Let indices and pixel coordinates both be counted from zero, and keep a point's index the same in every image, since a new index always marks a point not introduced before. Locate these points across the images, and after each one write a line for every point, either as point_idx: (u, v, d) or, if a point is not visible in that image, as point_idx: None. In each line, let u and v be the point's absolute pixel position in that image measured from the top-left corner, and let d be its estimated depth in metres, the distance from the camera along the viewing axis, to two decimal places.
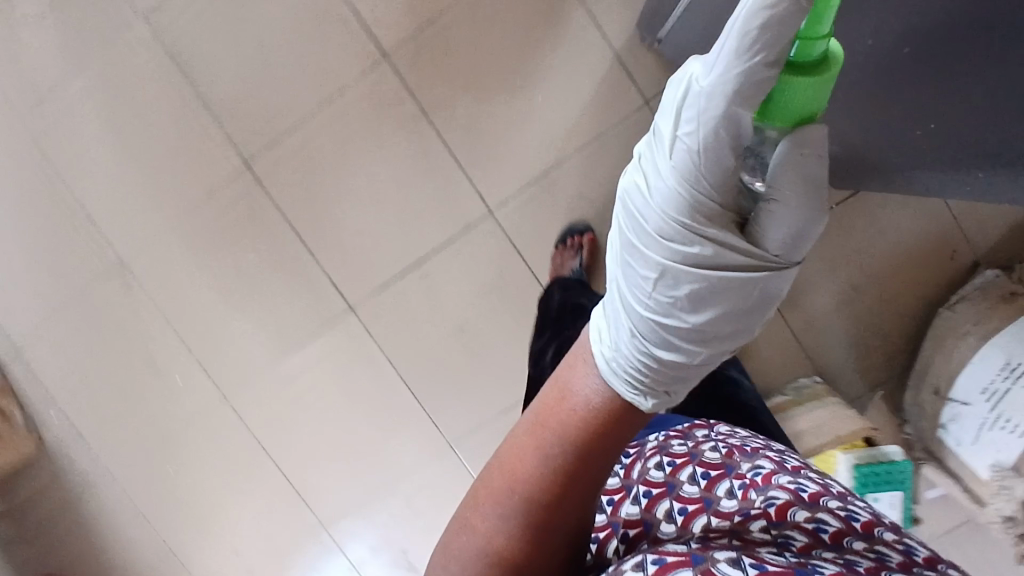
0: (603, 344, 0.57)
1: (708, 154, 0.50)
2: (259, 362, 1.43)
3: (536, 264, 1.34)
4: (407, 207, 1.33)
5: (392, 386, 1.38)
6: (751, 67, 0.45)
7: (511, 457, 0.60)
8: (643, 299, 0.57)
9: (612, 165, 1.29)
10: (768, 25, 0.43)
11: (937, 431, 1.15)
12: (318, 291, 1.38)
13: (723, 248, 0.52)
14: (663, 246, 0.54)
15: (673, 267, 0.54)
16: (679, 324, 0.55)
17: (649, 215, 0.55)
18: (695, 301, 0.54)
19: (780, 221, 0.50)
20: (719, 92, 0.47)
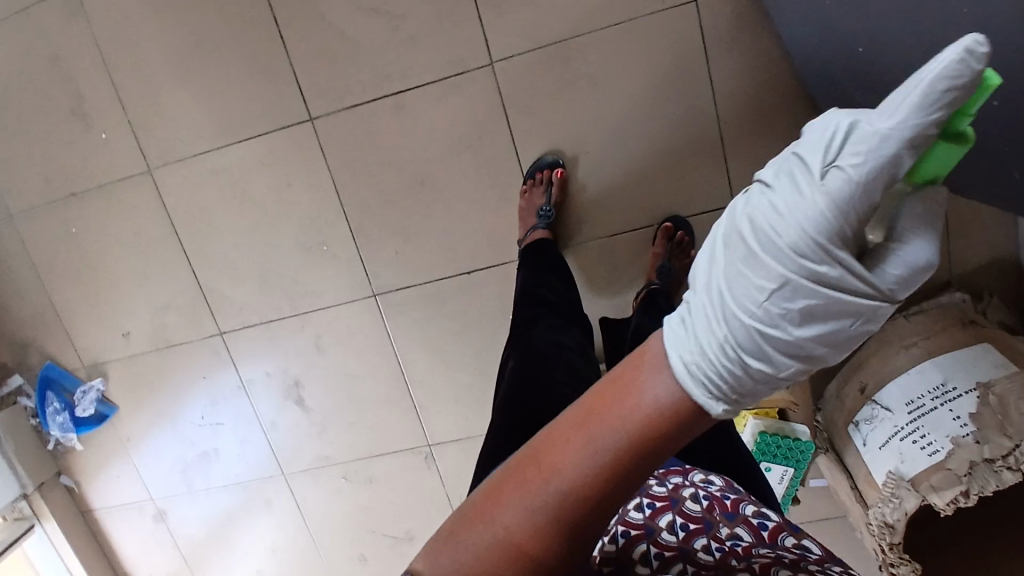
0: (683, 342, 0.46)
1: (867, 188, 0.41)
2: (197, 145, 1.29)
3: (521, 140, 1.22)
4: (403, 27, 1.18)
5: (331, 214, 1.29)
6: (923, 125, 0.40)
7: (544, 447, 0.47)
8: (746, 305, 0.45)
9: (635, 56, 1.15)
10: (946, 90, 0.40)
11: (847, 426, 1.12)
12: (280, 88, 1.24)
13: (855, 275, 0.42)
14: (793, 257, 0.43)
15: (798, 281, 0.43)
16: (782, 338, 0.44)
17: (780, 225, 0.44)
18: (805, 317, 0.44)
19: (910, 253, 0.43)
20: (896, 132, 0.41)
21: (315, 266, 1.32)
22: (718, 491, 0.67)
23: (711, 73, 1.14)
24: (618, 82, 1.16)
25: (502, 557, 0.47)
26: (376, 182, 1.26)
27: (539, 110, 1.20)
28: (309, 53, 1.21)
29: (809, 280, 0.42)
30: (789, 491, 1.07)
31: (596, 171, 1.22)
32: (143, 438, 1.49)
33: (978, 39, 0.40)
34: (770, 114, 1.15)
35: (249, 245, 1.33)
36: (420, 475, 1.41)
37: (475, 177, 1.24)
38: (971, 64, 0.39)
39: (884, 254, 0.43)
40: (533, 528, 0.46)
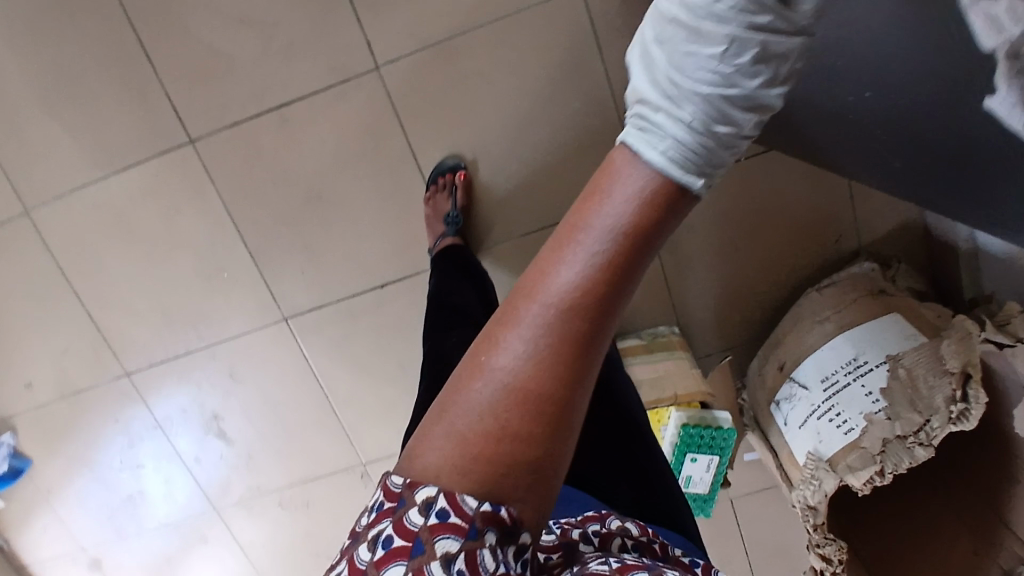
0: (648, 137, 0.45)
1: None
2: (73, 177, 1.20)
3: (419, 147, 1.16)
4: (279, 36, 1.11)
5: (227, 240, 1.21)
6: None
7: (535, 276, 0.43)
8: (692, 85, 0.46)
9: (525, 49, 1.10)
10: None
11: (769, 405, 1.12)
12: (154, 111, 1.15)
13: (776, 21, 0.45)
14: (727, 25, 0.44)
15: (733, 46, 0.45)
16: (732, 105, 0.46)
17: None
18: (754, 71, 0.46)
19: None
20: None
21: (218, 294, 1.25)
22: (645, 533, 0.60)
23: (606, 60, 1.09)
24: (511, 77, 1.11)
25: (501, 417, 0.41)
26: (270, 201, 1.19)
27: (433, 111, 1.14)
28: (181, 71, 1.13)
29: (746, 36, 0.45)
30: (718, 480, 1.05)
31: (499, 171, 1.17)
32: (63, 487, 1.39)
33: None
34: None
35: (146, 279, 1.25)
36: (357, 495, 1.38)
37: (375, 187, 1.18)
38: None
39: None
40: (524, 368, 0.41)
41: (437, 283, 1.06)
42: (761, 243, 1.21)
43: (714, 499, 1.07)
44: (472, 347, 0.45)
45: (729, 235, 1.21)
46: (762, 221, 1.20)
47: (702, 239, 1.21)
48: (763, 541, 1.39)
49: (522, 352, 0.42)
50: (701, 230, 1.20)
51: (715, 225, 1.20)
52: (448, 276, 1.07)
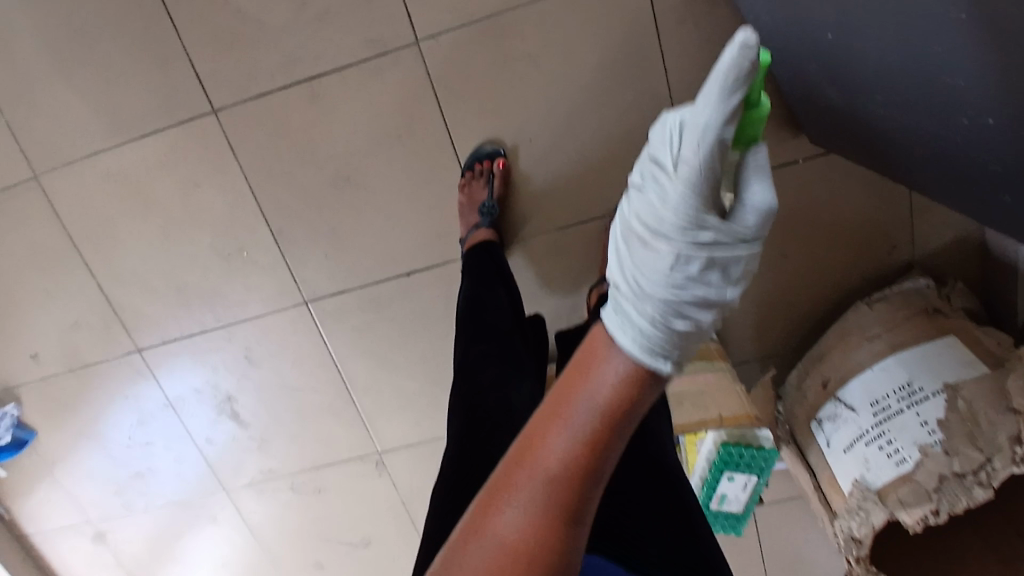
0: (619, 327, 0.49)
1: (711, 155, 0.44)
2: (87, 143, 1.13)
3: (456, 131, 1.09)
4: (314, 4, 1.04)
5: (247, 218, 1.15)
6: (737, 86, 0.42)
7: (526, 444, 0.47)
8: (653, 285, 0.49)
9: (577, 32, 1.03)
10: (739, 61, 0.41)
11: (810, 423, 1.08)
12: (176, 77, 1.08)
13: (727, 230, 0.47)
14: (677, 234, 0.47)
15: (684, 254, 0.47)
16: (691, 306, 0.48)
17: (657, 213, 0.48)
18: (706, 273, 0.48)
19: (756, 199, 0.47)
20: (709, 128, 0.44)
21: (235, 274, 1.19)
22: None
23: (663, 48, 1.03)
24: (560, 61, 1.05)
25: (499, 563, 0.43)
26: (296, 179, 1.13)
27: (474, 93, 1.07)
28: (207, 36, 1.06)
29: (693, 248, 0.47)
30: (753, 499, 1.03)
31: (540, 161, 1.10)
32: (68, 461, 1.36)
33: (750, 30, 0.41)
34: None
35: (160, 255, 1.19)
36: (372, 483, 1.33)
37: (407, 171, 1.12)
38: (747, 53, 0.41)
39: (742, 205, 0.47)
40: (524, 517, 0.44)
41: (468, 293, 1.01)
42: (808, 249, 1.15)
43: (747, 517, 1.04)
44: (469, 511, 0.47)
45: (775, 240, 1.15)
46: (812, 228, 1.14)
47: None
48: (783, 552, 1.36)
49: (521, 517, 0.44)
50: None
51: None
52: (479, 286, 1.02)
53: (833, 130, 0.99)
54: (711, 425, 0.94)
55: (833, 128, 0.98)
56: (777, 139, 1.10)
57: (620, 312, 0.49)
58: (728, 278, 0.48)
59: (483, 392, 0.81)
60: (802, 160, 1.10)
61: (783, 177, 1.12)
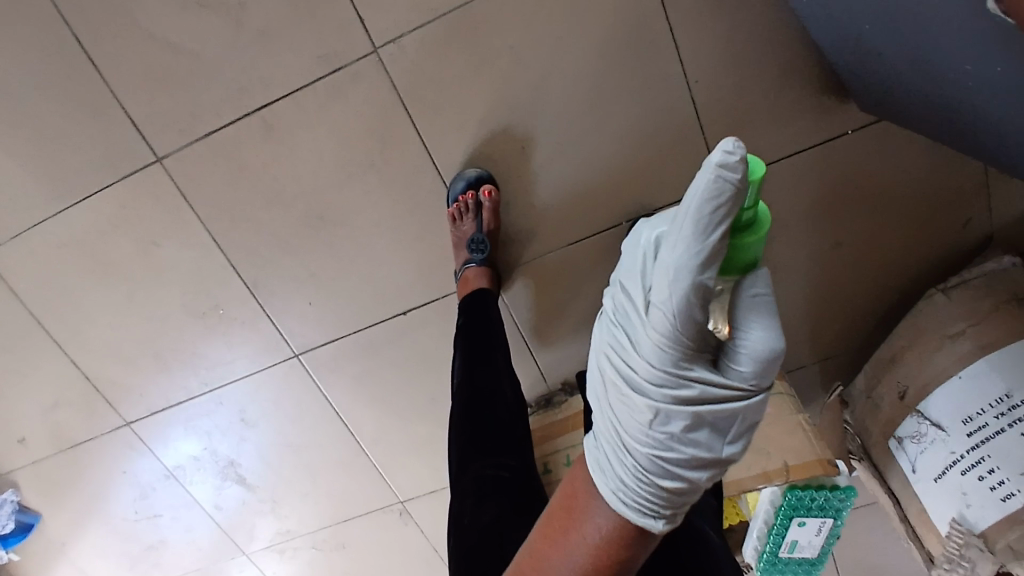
0: (606, 482, 0.49)
1: (687, 309, 0.45)
2: (33, 212, 1.01)
3: (438, 148, 0.93)
4: (251, 19, 0.89)
5: (217, 271, 1.02)
6: (709, 242, 0.44)
7: None
8: (637, 437, 0.49)
9: (563, 13, 0.86)
10: (715, 209, 0.43)
11: (887, 440, 0.93)
12: (114, 126, 0.95)
13: (713, 382, 0.47)
14: (657, 387, 0.48)
15: (667, 409, 0.47)
16: (683, 458, 0.48)
17: (635, 362, 0.49)
18: (693, 426, 0.48)
19: (751, 347, 0.47)
20: (679, 272, 0.45)
21: (215, 334, 1.06)
22: None
23: (668, 16, 0.87)
24: (547, 51, 0.88)
25: None
26: (264, 223, 0.98)
27: (452, 101, 0.91)
28: (139, 75, 0.92)
29: (676, 403, 0.47)
30: (829, 542, 0.88)
31: (539, 169, 0.94)
32: (78, 542, 1.27)
33: (729, 148, 0.43)
34: (748, 64, 0.89)
35: (132, 322, 1.07)
36: (399, 533, 1.23)
37: (387, 200, 0.96)
38: (725, 178, 0.42)
39: (733, 350, 0.48)
40: None
41: (479, 381, 0.84)
42: (866, 235, 0.98)
43: (823, 560, 0.90)
44: None
45: (825, 229, 0.98)
46: (872, 209, 0.96)
47: (790, 234, 0.99)
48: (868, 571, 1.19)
49: None
50: (790, 223, 0.98)
51: (810, 218, 0.97)
52: (488, 368, 0.85)
53: (890, 96, 0.81)
54: (774, 477, 0.80)
55: (891, 95, 0.80)
56: (820, 109, 0.91)
57: (613, 458, 0.50)
58: (723, 428, 0.48)
59: (486, 540, 0.67)
60: (853, 130, 0.92)
61: (828, 155, 0.93)
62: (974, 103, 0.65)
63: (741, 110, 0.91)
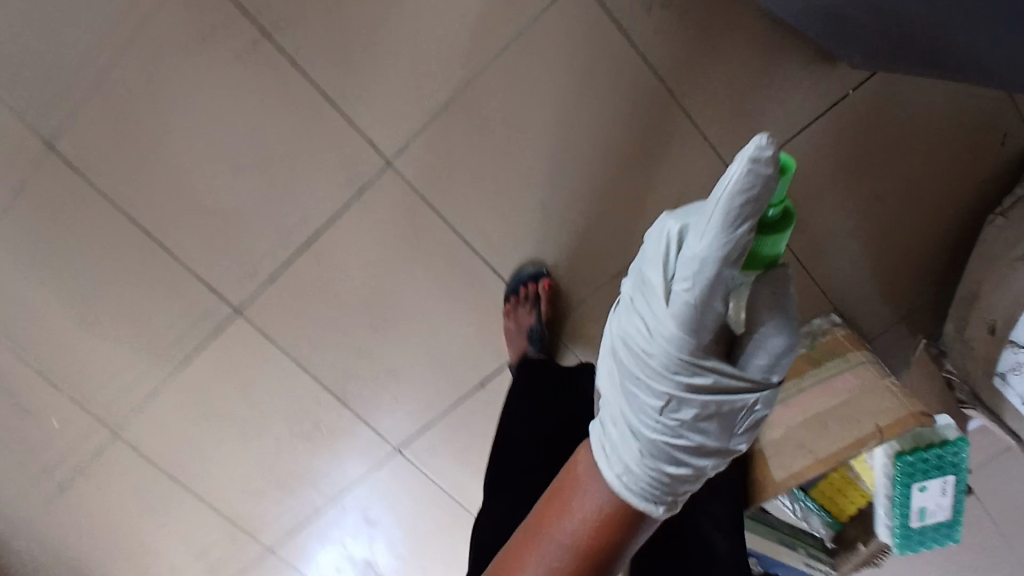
0: (614, 462, 0.56)
1: (706, 298, 0.51)
2: (145, 386, 1.12)
3: (472, 227, 1.01)
4: (277, 166, 0.98)
5: (311, 392, 1.11)
6: (736, 236, 0.48)
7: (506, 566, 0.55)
8: (650, 423, 0.56)
9: (543, 75, 0.94)
10: (744, 205, 0.47)
11: (992, 378, 0.89)
12: (192, 294, 1.05)
13: (726, 374, 0.53)
14: (672, 377, 0.54)
15: (680, 395, 0.54)
16: (690, 443, 0.56)
17: (652, 350, 0.54)
18: (702, 414, 0.55)
19: (764, 345, 0.53)
20: (705, 266, 0.50)
21: (322, 449, 1.15)
22: None
23: (637, 47, 0.93)
24: (543, 114, 0.96)
25: None
26: (339, 339, 1.08)
27: (469, 182, 0.99)
28: (199, 243, 1.02)
29: (688, 391, 0.54)
30: (959, 499, 0.85)
31: (562, 218, 1.01)
32: None
33: (761, 141, 0.45)
34: (732, 66, 0.94)
35: (250, 457, 1.17)
36: None
37: (437, 286, 1.04)
38: (756, 176, 0.46)
39: (749, 345, 0.54)
40: None
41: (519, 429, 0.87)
42: (905, 183, 0.98)
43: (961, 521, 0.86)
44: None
45: (860, 189, 0.98)
46: (899, 157, 0.97)
47: (828, 205, 0.98)
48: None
49: None
50: (825, 194, 0.98)
51: (841, 185, 0.98)
52: (533, 414, 0.90)
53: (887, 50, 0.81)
54: (867, 441, 0.78)
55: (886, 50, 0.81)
56: (809, 81, 0.94)
57: (624, 440, 0.57)
58: (729, 417, 0.55)
59: None
60: (852, 91, 0.94)
61: (838, 121, 0.95)
62: (961, 42, 0.67)
63: (733, 106, 0.95)
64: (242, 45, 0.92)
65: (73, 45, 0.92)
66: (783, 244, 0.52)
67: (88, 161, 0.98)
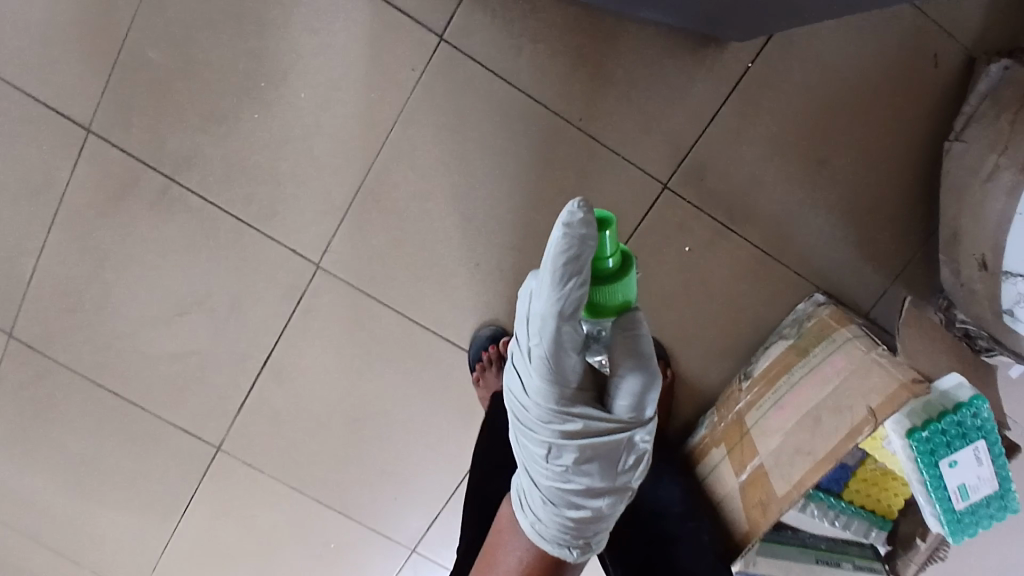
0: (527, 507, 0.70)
1: (556, 354, 0.59)
2: (155, 544, 1.11)
3: (415, 308, 0.98)
4: (214, 299, 0.98)
5: (309, 512, 1.08)
6: (567, 293, 0.54)
7: None
8: (545, 470, 0.67)
9: (437, 141, 0.92)
10: (568, 262, 0.53)
11: (1001, 317, 0.79)
12: (172, 442, 1.05)
13: (594, 419, 0.64)
14: (550, 428, 0.64)
15: (558, 443, 0.64)
16: (580, 486, 0.66)
17: (530, 405, 0.64)
18: (585, 459, 0.65)
19: (626, 389, 0.63)
20: (547, 325, 0.57)
21: (340, 567, 1.11)
22: None
23: (523, 86, 0.90)
24: (449, 178, 0.93)
25: None
26: (320, 452, 1.05)
27: (400, 264, 0.96)
28: (164, 394, 1.02)
29: (564, 440, 0.64)
30: (1000, 464, 0.73)
31: (505, 271, 0.97)
32: None
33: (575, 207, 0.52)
34: (620, 75, 0.89)
35: None
36: None
37: (400, 374, 1.00)
38: (573, 236, 0.52)
39: (614, 388, 0.64)
40: None
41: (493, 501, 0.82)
42: (841, 137, 0.91)
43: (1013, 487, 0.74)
44: None
45: (797, 158, 0.92)
46: (828, 116, 0.91)
47: (769, 184, 0.92)
48: None
49: None
50: (763, 174, 0.92)
51: (776, 160, 0.92)
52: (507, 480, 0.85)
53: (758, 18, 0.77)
54: (862, 428, 0.69)
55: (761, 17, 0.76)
56: (711, 67, 0.89)
57: (529, 484, 0.69)
58: (611, 457, 0.65)
59: None
60: (752, 62, 0.89)
61: (747, 96, 0.90)
62: None
63: (640, 115, 0.90)
64: (152, 194, 0.94)
65: (6, 239, 0.97)
66: (633, 287, 0.57)
67: (46, 343, 1.01)
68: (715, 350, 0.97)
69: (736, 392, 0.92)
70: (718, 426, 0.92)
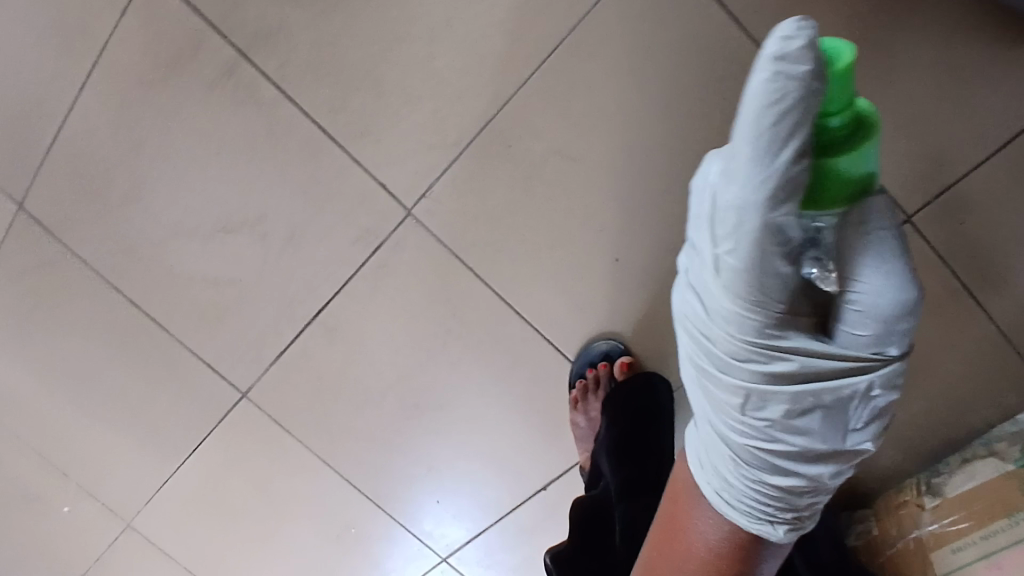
0: (716, 469, 0.50)
1: (763, 268, 0.40)
2: (150, 477, 0.95)
3: (518, 294, 0.75)
4: (270, 226, 0.76)
5: (333, 490, 0.90)
6: (779, 167, 0.37)
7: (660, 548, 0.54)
8: (737, 425, 0.47)
9: (604, 85, 0.66)
10: (781, 115, 0.36)
11: None
12: (188, 375, 0.86)
13: (814, 356, 0.43)
14: (743, 368, 0.45)
15: (762, 389, 0.44)
16: (786, 446, 0.46)
17: (713, 335, 0.45)
18: (794, 411, 0.45)
19: (867, 305, 0.41)
20: (746, 214, 0.38)
21: (355, 554, 0.95)
22: None
23: (750, 34, 0.63)
24: (608, 139, 0.68)
25: None
26: (360, 429, 0.85)
27: (515, 236, 0.73)
28: (188, 318, 0.82)
29: (772, 387, 0.44)
30: None
31: (650, 277, 0.72)
32: None
33: (792, 28, 0.36)
34: (895, 48, 0.62)
35: (274, 560, 0.97)
36: None
37: (479, 368, 0.79)
38: (789, 74, 0.35)
39: (843, 310, 0.42)
40: None
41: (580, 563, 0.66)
42: None
43: None
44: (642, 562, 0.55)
45: None
46: None
47: None
48: None
49: None
50: None
51: None
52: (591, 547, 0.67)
53: None
54: None
55: None
56: None
57: (711, 435, 0.50)
58: (839, 411, 0.45)
59: None
60: None
61: None
62: None
63: (905, 114, 0.63)
64: (215, 72, 0.71)
65: (34, 86, 0.77)
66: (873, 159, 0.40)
67: (59, 225, 0.81)
68: (888, 440, 0.74)
69: (914, 509, 0.68)
70: (890, 551, 0.69)
